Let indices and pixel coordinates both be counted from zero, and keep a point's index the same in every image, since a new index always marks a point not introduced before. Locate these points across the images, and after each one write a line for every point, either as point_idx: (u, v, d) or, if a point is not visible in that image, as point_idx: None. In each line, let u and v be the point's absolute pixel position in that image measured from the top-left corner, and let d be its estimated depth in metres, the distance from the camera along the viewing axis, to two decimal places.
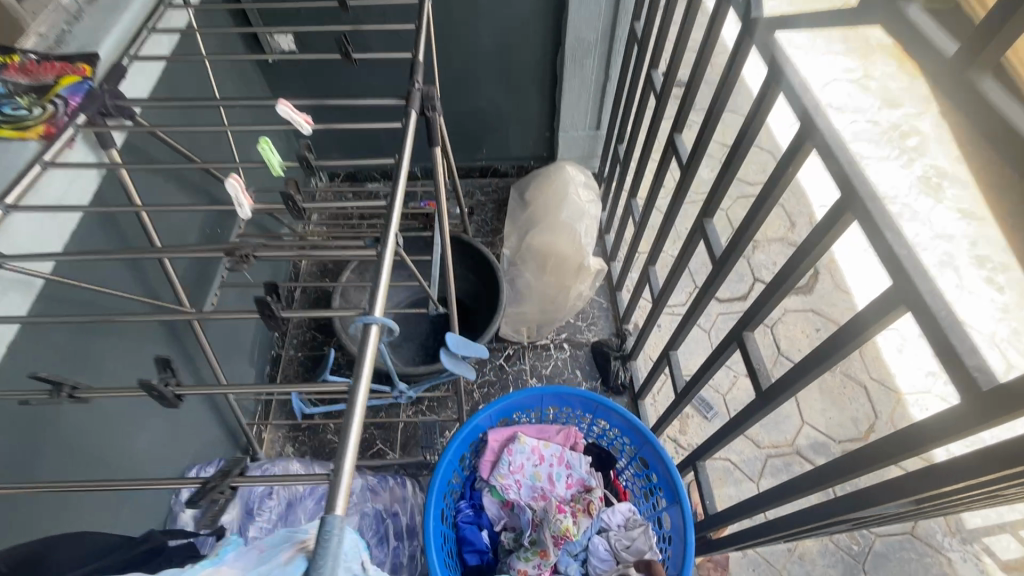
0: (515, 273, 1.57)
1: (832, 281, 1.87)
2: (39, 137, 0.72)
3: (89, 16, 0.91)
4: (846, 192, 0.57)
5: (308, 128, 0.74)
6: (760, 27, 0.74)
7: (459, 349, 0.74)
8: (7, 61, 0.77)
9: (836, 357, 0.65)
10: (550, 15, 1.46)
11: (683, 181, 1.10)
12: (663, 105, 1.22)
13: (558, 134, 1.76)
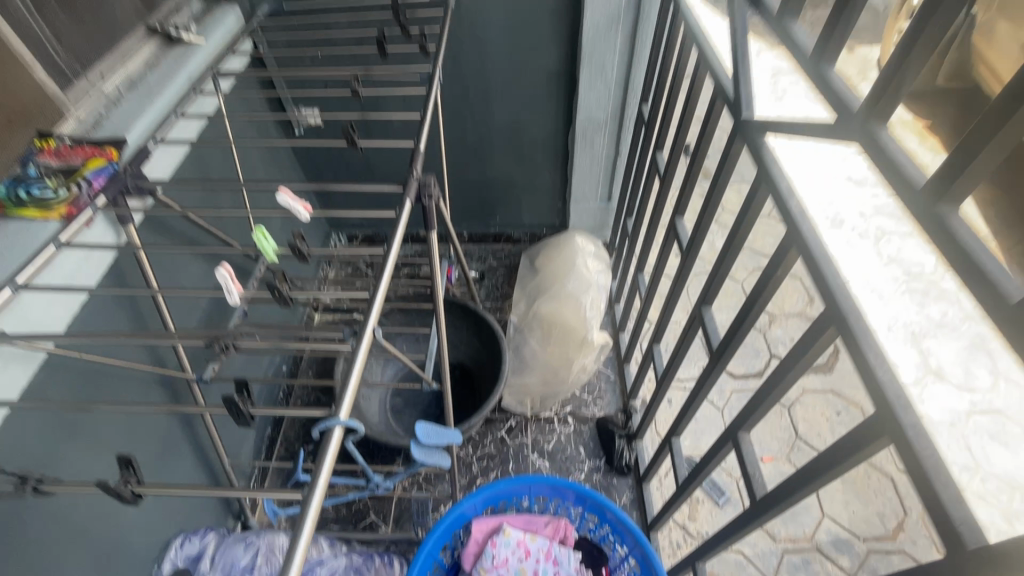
0: (521, 342, 1.57)
1: (853, 361, 1.79)
2: (61, 217, 0.77)
3: (127, 102, 0.99)
4: (831, 305, 0.55)
5: (307, 216, 0.77)
6: (750, 130, 0.76)
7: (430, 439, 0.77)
8: (43, 145, 0.84)
9: (825, 478, 0.60)
10: (562, 96, 1.52)
11: (684, 264, 1.10)
12: (667, 185, 1.23)
13: (570, 205, 1.80)
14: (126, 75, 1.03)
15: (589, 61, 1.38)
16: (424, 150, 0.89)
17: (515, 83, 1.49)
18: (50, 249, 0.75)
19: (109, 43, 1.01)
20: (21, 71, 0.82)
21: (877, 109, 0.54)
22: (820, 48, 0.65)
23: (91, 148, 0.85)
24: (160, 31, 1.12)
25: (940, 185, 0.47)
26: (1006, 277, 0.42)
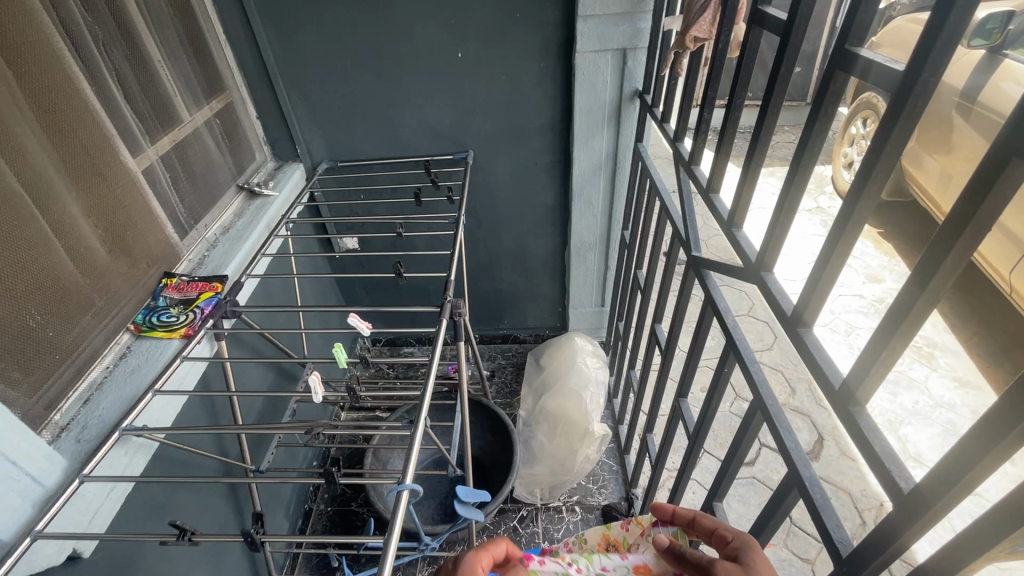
0: (530, 434, 1.74)
1: (838, 448, 1.93)
2: (181, 337, 1.01)
3: (222, 245, 1.28)
4: (756, 394, 0.77)
5: (368, 332, 1.02)
6: (697, 263, 1.03)
7: (469, 496, 0.92)
8: (167, 282, 1.10)
9: (767, 535, 0.77)
10: (558, 223, 1.85)
11: (665, 361, 1.33)
12: (648, 296, 1.49)
13: (569, 310, 2.05)
14: (220, 224, 1.34)
15: (578, 198, 1.72)
16: (455, 279, 1.16)
17: (519, 214, 1.82)
18: (174, 360, 0.97)
19: (211, 200, 1.33)
20: (156, 228, 1.11)
21: (762, 259, 0.75)
22: (731, 215, 0.86)
23: (202, 283, 1.11)
24: (247, 188, 1.45)
25: (795, 313, 0.66)
26: (830, 371, 0.60)
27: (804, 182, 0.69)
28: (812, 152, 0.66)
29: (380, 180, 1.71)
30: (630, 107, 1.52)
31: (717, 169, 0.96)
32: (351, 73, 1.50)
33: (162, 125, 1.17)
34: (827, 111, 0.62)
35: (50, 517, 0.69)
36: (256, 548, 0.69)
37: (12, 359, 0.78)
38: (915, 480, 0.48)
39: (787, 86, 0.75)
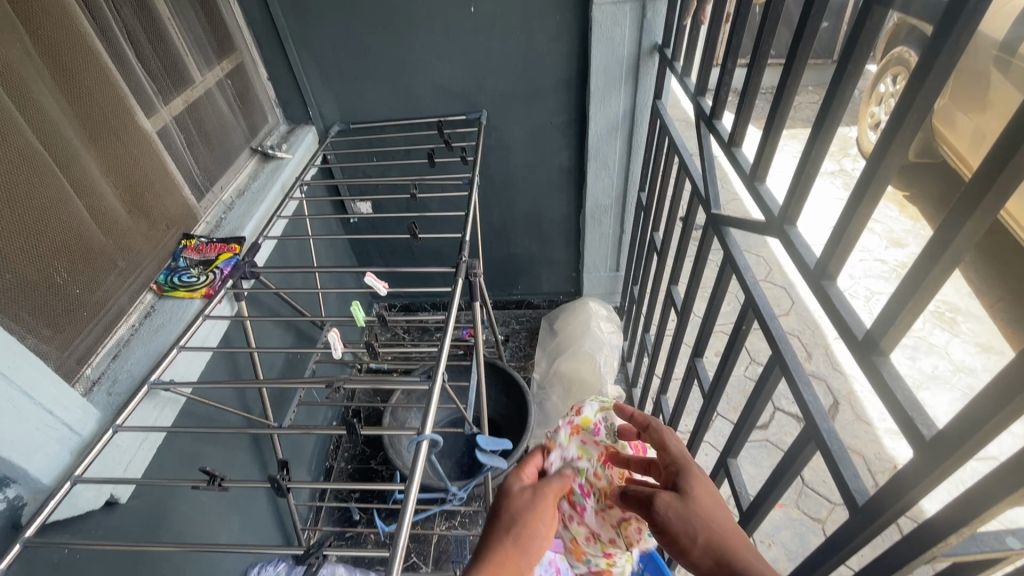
0: (544, 396, 1.76)
1: (853, 412, 1.92)
2: (202, 296, 1.02)
3: (238, 207, 1.28)
4: (774, 350, 0.76)
5: (385, 291, 1.02)
6: (716, 221, 1.01)
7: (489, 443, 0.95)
8: (187, 243, 1.12)
9: (782, 488, 0.78)
10: (573, 186, 1.82)
11: (680, 323, 1.32)
12: (665, 258, 1.47)
13: (583, 275, 2.04)
14: (236, 186, 1.34)
15: (594, 159, 1.68)
16: (470, 239, 1.16)
17: (534, 176, 1.79)
18: (197, 318, 0.99)
19: (226, 163, 1.33)
20: (174, 189, 1.12)
21: (785, 213, 0.73)
22: (754, 169, 0.83)
23: (220, 244, 1.12)
24: (260, 151, 1.45)
25: (819, 266, 0.65)
26: (853, 322, 0.59)
27: (832, 130, 0.67)
28: (842, 97, 0.64)
29: (393, 142, 1.69)
30: (649, 63, 1.47)
31: (740, 123, 0.93)
32: (361, 31, 1.46)
33: (174, 86, 1.16)
34: (860, 52, 0.59)
35: (88, 463, 0.72)
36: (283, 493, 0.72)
37: (42, 316, 0.80)
38: (938, 427, 0.48)
39: (818, 29, 0.71)
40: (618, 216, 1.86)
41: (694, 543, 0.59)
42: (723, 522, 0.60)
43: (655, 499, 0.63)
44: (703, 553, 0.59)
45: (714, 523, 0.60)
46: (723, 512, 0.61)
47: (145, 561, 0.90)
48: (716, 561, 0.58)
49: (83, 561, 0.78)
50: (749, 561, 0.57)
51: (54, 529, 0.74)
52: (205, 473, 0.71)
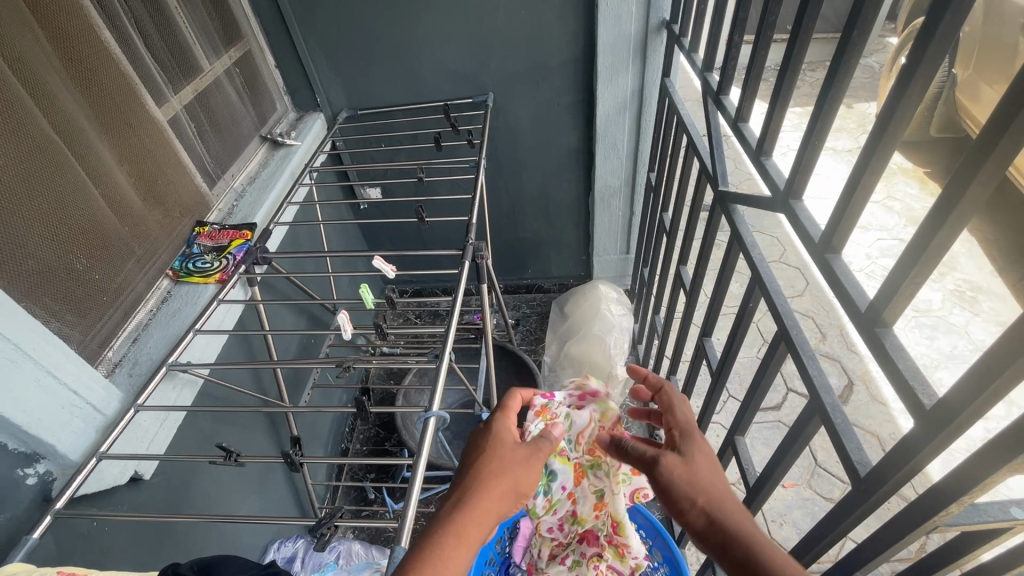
0: (555, 378, 1.77)
1: (868, 393, 1.90)
2: (216, 282, 1.05)
3: (249, 195, 1.31)
4: (780, 325, 0.76)
5: (393, 274, 1.03)
6: (724, 198, 1.00)
7: None
8: (200, 230, 1.14)
9: (787, 463, 0.78)
10: (581, 167, 1.80)
11: (689, 303, 1.31)
12: (674, 238, 1.46)
13: (593, 258, 2.04)
14: (246, 173, 1.36)
15: (602, 140, 1.67)
16: (477, 222, 1.16)
17: (542, 159, 1.78)
18: (211, 302, 1.01)
19: (237, 150, 1.35)
20: (187, 177, 1.14)
21: (790, 188, 0.72)
22: (759, 143, 0.82)
23: (233, 230, 1.14)
24: (270, 138, 1.47)
25: (823, 240, 0.64)
26: (857, 294, 0.58)
27: (838, 99, 0.65)
28: (846, 67, 0.62)
29: (400, 127, 1.70)
30: (657, 40, 1.45)
31: (747, 97, 0.91)
32: (366, 16, 1.46)
33: (184, 75, 1.17)
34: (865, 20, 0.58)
35: (112, 441, 0.75)
36: (296, 468, 0.74)
37: (65, 300, 0.83)
38: (939, 396, 0.48)
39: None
40: (628, 198, 1.85)
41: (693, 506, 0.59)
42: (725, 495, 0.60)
43: (658, 460, 0.64)
44: (697, 512, 0.59)
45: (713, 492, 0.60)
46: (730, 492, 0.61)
47: (170, 534, 0.94)
48: (710, 522, 0.58)
49: (111, 532, 0.82)
50: (746, 535, 0.56)
51: (84, 502, 0.78)
52: (221, 449, 0.73)
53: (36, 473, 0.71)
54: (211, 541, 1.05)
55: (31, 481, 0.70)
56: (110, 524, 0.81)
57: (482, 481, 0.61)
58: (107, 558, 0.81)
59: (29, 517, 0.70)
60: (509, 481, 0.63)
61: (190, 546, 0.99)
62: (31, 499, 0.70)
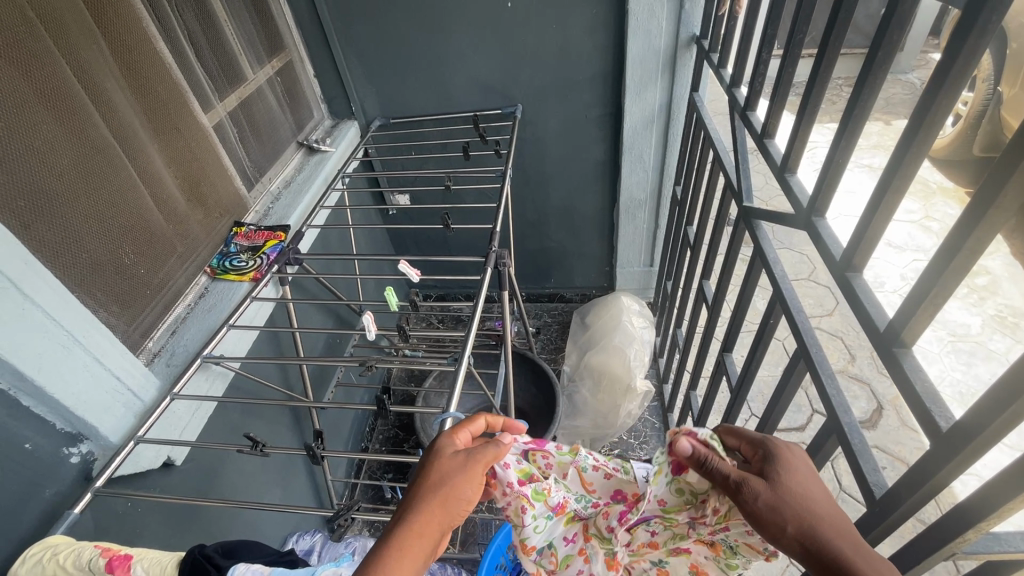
0: (574, 388, 1.78)
1: (898, 419, 1.84)
2: (250, 280, 1.10)
3: (284, 198, 1.36)
4: (799, 343, 0.75)
5: (417, 279, 1.06)
6: (748, 213, 1.00)
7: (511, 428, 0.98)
8: (237, 231, 1.20)
9: None
10: (607, 179, 1.81)
11: (712, 318, 1.30)
12: (698, 252, 1.45)
13: (617, 270, 2.04)
14: (282, 177, 1.43)
15: (629, 152, 1.68)
16: (501, 230, 1.18)
17: (568, 169, 1.80)
18: (244, 299, 1.06)
19: (274, 155, 1.42)
20: (227, 179, 1.20)
21: (813, 206, 0.72)
22: (784, 160, 0.82)
23: (267, 231, 1.19)
24: (306, 144, 1.53)
25: (844, 258, 0.64)
26: (877, 314, 0.58)
27: (863, 116, 0.66)
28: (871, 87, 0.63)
29: (431, 136, 1.74)
30: (686, 55, 1.46)
31: (773, 113, 0.91)
32: (403, 29, 1.52)
33: (229, 83, 1.24)
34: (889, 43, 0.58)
35: (149, 426, 0.80)
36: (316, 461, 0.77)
37: (112, 292, 0.88)
38: (956, 419, 0.47)
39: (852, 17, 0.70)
40: (653, 210, 1.85)
41: (783, 525, 0.53)
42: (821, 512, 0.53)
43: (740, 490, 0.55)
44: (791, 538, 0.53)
45: (803, 496, 0.53)
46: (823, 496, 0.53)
47: (197, 519, 0.98)
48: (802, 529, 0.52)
49: (143, 513, 0.86)
50: (847, 549, 0.51)
51: (120, 483, 0.83)
52: (248, 440, 0.77)
53: (80, 452, 0.76)
54: (234, 529, 1.09)
55: (74, 460, 0.75)
56: (142, 505, 0.85)
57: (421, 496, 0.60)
58: (138, 537, 0.85)
59: (71, 493, 0.74)
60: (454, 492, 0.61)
61: (214, 532, 1.03)
62: (74, 477, 0.75)
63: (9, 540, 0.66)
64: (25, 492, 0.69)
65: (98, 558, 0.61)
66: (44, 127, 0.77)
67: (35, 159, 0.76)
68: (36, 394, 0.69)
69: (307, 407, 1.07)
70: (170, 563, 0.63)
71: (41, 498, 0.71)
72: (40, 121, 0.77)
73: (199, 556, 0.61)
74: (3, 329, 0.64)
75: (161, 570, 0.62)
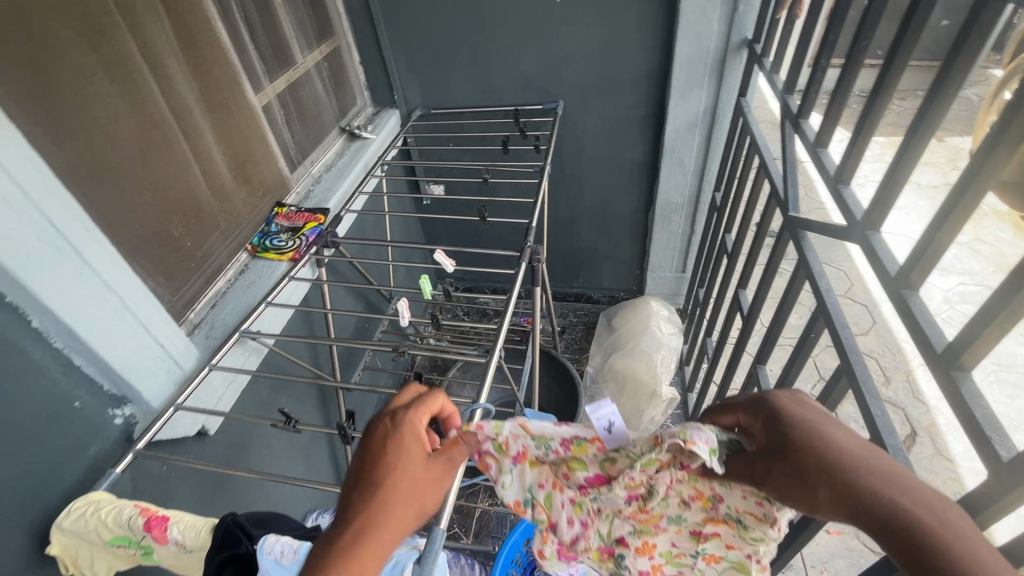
0: (596, 390, 1.76)
1: (933, 447, 1.77)
2: (289, 260, 1.12)
3: (324, 181, 1.39)
4: (843, 360, 0.73)
5: (451, 269, 1.07)
6: (795, 223, 0.97)
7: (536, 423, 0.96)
8: (279, 210, 1.22)
9: None
10: (644, 181, 1.79)
11: (747, 329, 1.27)
12: (735, 261, 1.42)
13: (647, 273, 2.01)
14: (324, 161, 1.45)
15: (669, 155, 1.65)
16: (537, 225, 1.18)
17: (605, 169, 1.78)
18: (282, 278, 1.08)
19: (318, 139, 1.44)
20: (271, 160, 1.22)
21: (868, 219, 0.69)
22: (839, 170, 0.80)
23: (308, 213, 1.22)
24: (348, 130, 1.55)
25: (901, 274, 0.62)
26: (934, 335, 0.56)
27: (931, 130, 0.63)
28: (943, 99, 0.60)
29: (470, 129, 1.75)
30: (736, 58, 1.42)
31: (829, 121, 0.88)
32: (450, 21, 1.52)
33: (280, 66, 1.26)
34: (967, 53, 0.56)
35: (188, 394, 0.82)
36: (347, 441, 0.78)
37: (161, 263, 0.91)
38: (1018, 450, 0.45)
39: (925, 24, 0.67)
40: (690, 215, 1.82)
41: (812, 491, 0.45)
42: (837, 446, 0.45)
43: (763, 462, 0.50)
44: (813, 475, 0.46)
45: (804, 442, 0.46)
46: (821, 432, 0.46)
47: (226, 488, 1.01)
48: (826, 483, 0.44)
49: (176, 478, 0.89)
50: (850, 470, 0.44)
51: (158, 447, 0.86)
52: (280, 415, 0.79)
53: (123, 414, 0.79)
54: (259, 500, 1.12)
55: (118, 420, 0.78)
56: (177, 469, 0.88)
57: (368, 528, 0.47)
58: (171, 500, 0.88)
59: (113, 452, 0.77)
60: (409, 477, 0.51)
61: (241, 502, 1.06)
62: (116, 438, 0.78)
63: (56, 492, 0.70)
64: (72, 448, 0.72)
65: (137, 517, 0.64)
66: (109, 98, 0.80)
67: (99, 129, 0.78)
68: (87, 355, 0.72)
69: (336, 388, 1.09)
70: (205, 527, 0.65)
71: (86, 455, 0.74)
72: (105, 92, 0.79)
73: (232, 523, 0.63)
74: (63, 291, 0.67)
75: (196, 534, 0.64)
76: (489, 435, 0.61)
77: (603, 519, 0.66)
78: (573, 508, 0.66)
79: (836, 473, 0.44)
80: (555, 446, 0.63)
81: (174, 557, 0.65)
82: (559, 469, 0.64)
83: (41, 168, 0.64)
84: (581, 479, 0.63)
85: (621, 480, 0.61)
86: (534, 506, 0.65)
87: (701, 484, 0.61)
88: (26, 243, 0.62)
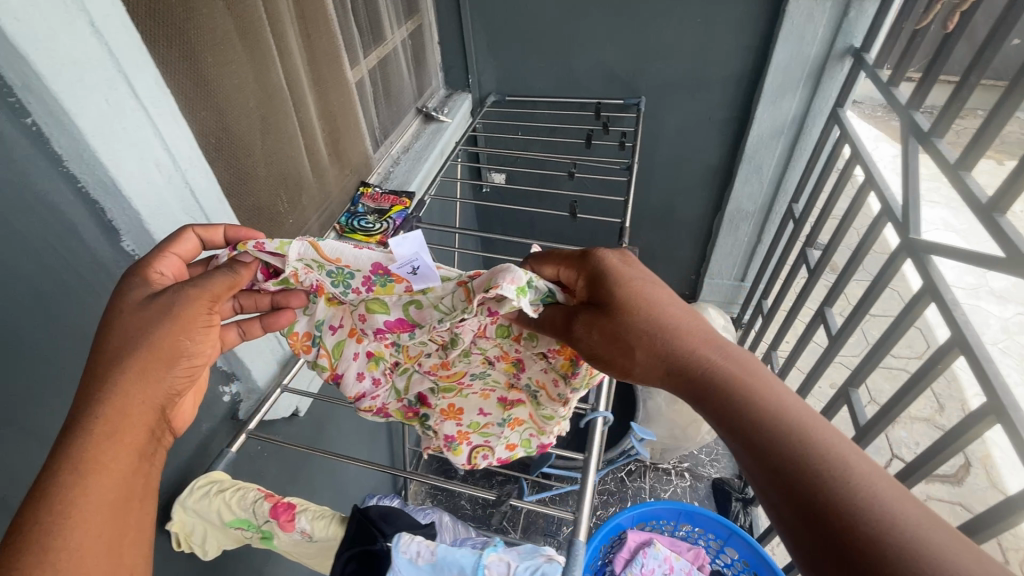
0: None
1: (988, 479, 1.73)
2: (377, 243, 1.10)
3: (403, 163, 1.36)
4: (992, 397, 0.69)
5: (547, 266, 1.03)
6: (918, 247, 0.93)
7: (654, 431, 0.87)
8: (364, 190, 1.20)
9: None
10: (715, 186, 1.74)
11: (831, 349, 1.24)
12: (816, 276, 1.38)
13: (704, 279, 1.97)
14: (402, 142, 1.42)
15: (748, 161, 1.61)
16: (630, 226, 1.14)
17: (677, 170, 1.74)
18: None
19: (397, 119, 1.41)
20: (359, 137, 1.19)
21: None
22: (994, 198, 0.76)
23: (394, 196, 1.19)
24: (424, 112, 1.52)
25: None
26: None
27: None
28: None
29: (542, 119, 1.71)
30: (836, 67, 1.37)
31: (977, 144, 0.84)
32: (539, 6, 1.48)
33: (373, 41, 1.23)
34: None
35: (293, 376, 0.80)
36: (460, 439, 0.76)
37: (265, 238, 0.88)
38: None
39: None
40: (758, 224, 1.77)
41: (631, 356, 0.57)
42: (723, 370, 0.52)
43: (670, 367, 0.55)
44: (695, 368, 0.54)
45: (652, 341, 0.56)
46: (661, 312, 0.56)
47: (305, 470, 1.00)
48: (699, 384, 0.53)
49: (268, 458, 0.88)
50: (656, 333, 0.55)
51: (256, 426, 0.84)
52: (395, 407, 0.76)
53: (230, 392, 0.77)
54: (329, 482, 1.11)
55: (226, 398, 0.76)
56: (269, 450, 0.87)
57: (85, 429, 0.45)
58: (261, 480, 0.87)
59: (220, 430, 0.76)
60: (151, 348, 0.49)
61: (316, 484, 1.05)
62: (223, 416, 0.76)
63: (171, 469, 0.68)
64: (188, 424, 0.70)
65: (263, 503, 0.62)
66: (240, 65, 0.77)
67: (227, 98, 0.75)
68: None
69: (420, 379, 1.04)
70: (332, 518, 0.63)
71: (199, 431, 0.72)
72: (237, 59, 0.76)
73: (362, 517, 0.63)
74: None
75: (325, 525, 0.63)
76: (274, 260, 0.60)
77: (398, 374, 0.73)
78: (368, 361, 0.71)
79: (711, 379, 0.52)
80: (357, 282, 0.64)
81: (293, 544, 0.64)
82: (358, 312, 0.67)
83: (191, 139, 0.62)
84: (380, 322, 0.67)
85: (425, 325, 0.66)
86: (318, 346, 0.69)
87: (507, 344, 0.70)
88: (171, 213, 0.60)
